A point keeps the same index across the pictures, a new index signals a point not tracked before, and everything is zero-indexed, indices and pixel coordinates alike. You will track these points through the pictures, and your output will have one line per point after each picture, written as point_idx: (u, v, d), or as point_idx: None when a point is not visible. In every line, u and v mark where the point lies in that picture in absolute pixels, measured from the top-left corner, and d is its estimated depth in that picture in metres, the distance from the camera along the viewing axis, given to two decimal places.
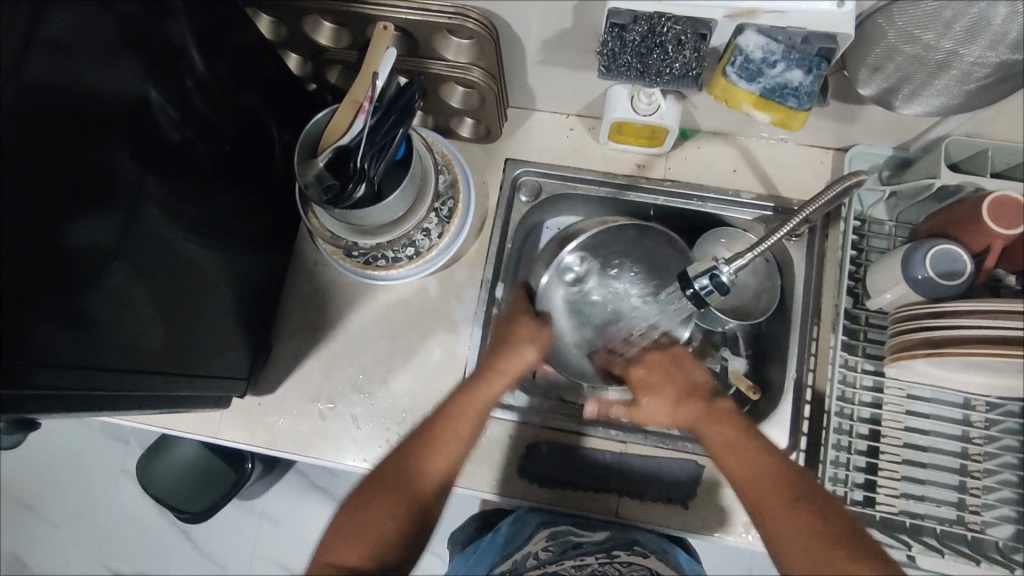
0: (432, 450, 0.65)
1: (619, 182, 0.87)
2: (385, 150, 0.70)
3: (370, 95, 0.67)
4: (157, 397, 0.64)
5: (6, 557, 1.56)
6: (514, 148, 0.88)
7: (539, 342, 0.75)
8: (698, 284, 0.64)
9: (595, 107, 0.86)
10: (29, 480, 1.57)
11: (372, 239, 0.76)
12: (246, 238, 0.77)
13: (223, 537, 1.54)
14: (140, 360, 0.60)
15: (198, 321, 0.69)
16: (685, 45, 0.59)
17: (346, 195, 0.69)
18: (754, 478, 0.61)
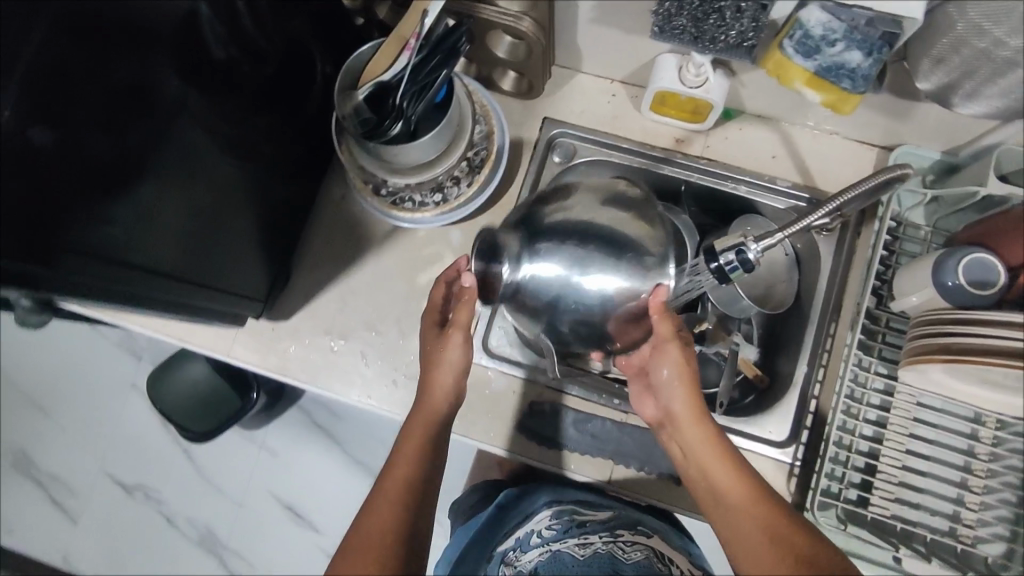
0: (396, 477, 0.60)
1: (655, 155, 0.86)
2: (423, 91, 0.70)
3: (417, 32, 0.66)
4: (180, 305, 0.67)
5: (13, 452, 1.61)
6: (554, 108, 0.87)
7: (461, 330, 0.67)
8: (724, 260, 0.63)
9: (642, 74, 0.84)
10: (45, 381, 1.63)
11: (402, 178, 0.76)
12: (279, 164, 0.77)
13: (223, 461, 1.59)
14: (166, 268, 0.62)
15: (226, 239, 0.70)
16: (742, 14, 0.57)
17: (382, 132, 0.70)
18: (726, 486, 0.58)
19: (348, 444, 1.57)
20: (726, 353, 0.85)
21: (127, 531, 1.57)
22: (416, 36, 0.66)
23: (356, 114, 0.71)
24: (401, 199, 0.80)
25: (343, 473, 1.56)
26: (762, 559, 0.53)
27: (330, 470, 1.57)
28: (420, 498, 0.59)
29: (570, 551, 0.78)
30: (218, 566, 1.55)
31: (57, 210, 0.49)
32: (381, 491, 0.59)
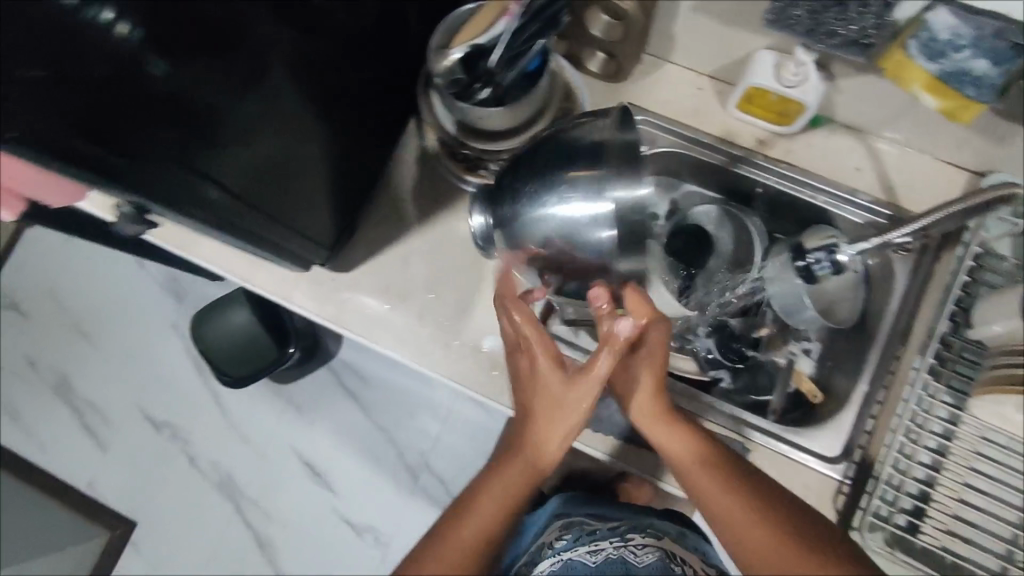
0: (488, 500, 0.68)
1: (735, 153, 0.84)
2: (516, 58, 0.70)
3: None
4: (252, 233, 0.67)
5: (53, 374, 1.66)
6: (637, 94, 0.86)
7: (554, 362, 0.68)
8: (813, 259, 0.76)
9: (733, 69, 0.82)
10: (91, 310, 1.68)
11: (480, 143, 0.77)
12: (365, 116, 0.77)
13: (251, 410, 1.61)
14: (241, 192, 0.62)
15: (300, 174, 0.69)
16: (867, 10, 0.56)
17: (472, 95, 0.72)
18: (708, 495, 0.64)
19: (375, 410, 1.59)
20: (783, 362, 0.87)
21: (151, 466, 1.61)
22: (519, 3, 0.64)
23: (451, 74, 0.70)
24: (477, 164, 0.81)
25: (367, 438, 1.58)
26: (768, 559, 0.59)
27: (355, 432, 1.58)
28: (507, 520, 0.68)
29: (582, 558, 0.79)
30: (234, 512, 1.58)
31: (117, 125, 0.48)
32: (474, 515, 0.67)
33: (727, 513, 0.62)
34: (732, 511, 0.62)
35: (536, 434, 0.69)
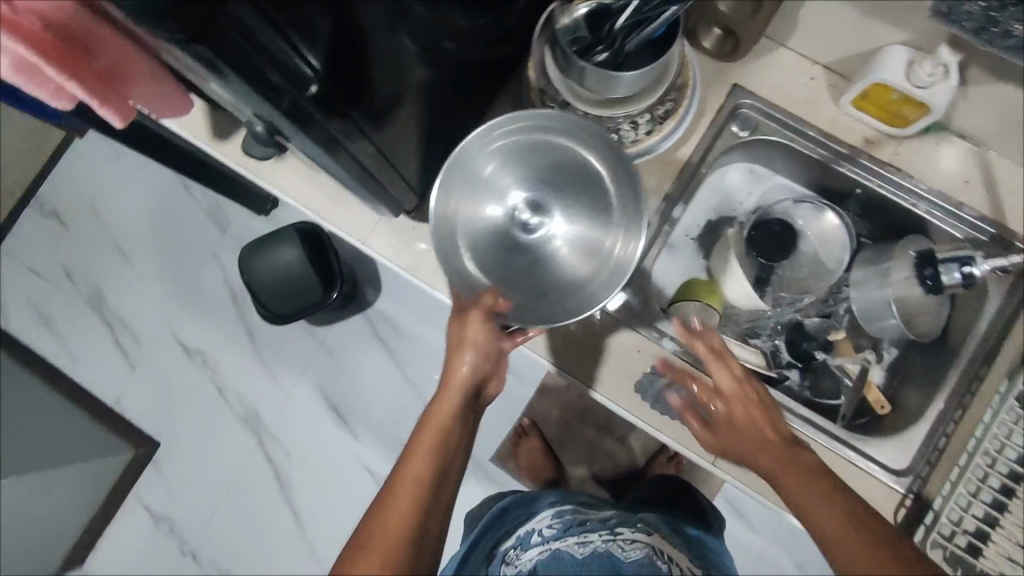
0: (408, 480, 0.58)
1: (839, 150, 0.81)
2: (642, 24, 0.68)
3: None
4: (347, 157, 0.63)
5: (89, 288, 1.66)
6: (747, 76, 0.82)
7: (472, 341, 0.65)
8: (946, 269, 0.73)
9: (854, 62, 0.79)
10: (131, 229, 1.66)
11: (583, 106, 0.76)
12: (473, 64, 0.72)
13: (282, 348, 1.61)
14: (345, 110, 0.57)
15: (401, 107, 0.65)
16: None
17: (587, 56, 0.70)
18: (795, 480, 0.60)
19: (406, 363, 1.59)
20: (854, 368, 0.85)
21: (178, 391, 1.62)
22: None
23: (572, 30, 0.70)
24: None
25: (395, 389, 1.58)
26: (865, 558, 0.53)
27: (384, 383, 1.59)
28: (439, 477, 0.59)
29: (570, 549, 0.77)
30: (256, 446, 1.59)
31: None
32: (397, 482, 0.58)
33: (821, 495, 0.58)
34: (821, 497, 0.58)
35: (427, 412, 0.63)
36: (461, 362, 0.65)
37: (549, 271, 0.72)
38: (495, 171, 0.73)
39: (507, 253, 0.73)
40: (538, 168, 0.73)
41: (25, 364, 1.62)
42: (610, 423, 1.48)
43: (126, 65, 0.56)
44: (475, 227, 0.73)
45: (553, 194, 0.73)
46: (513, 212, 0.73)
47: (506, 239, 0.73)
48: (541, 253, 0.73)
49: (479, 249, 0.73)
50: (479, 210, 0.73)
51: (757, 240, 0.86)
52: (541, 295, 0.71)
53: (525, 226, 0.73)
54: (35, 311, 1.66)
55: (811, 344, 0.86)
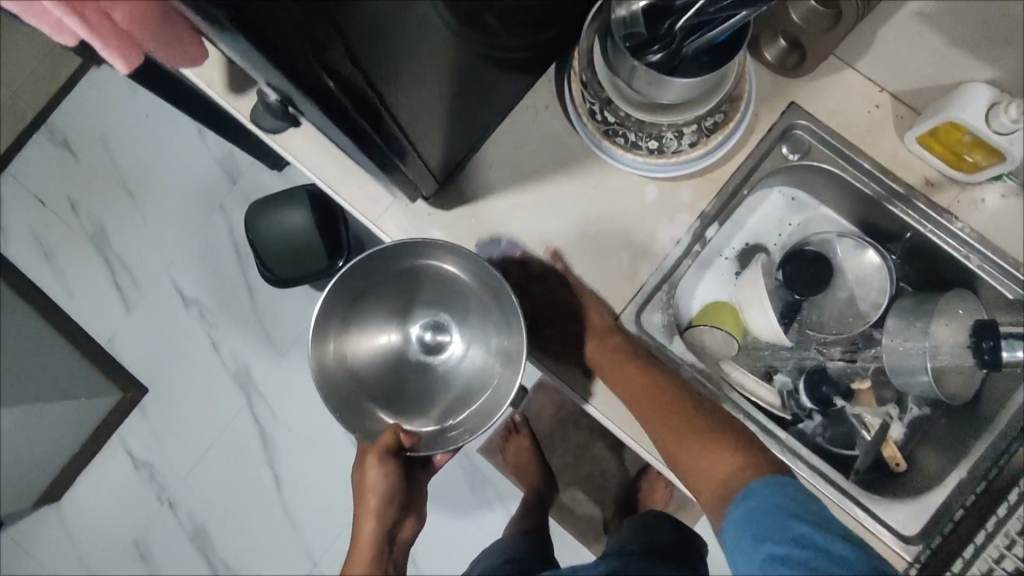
0: None
1: (896, 189, 0.75)
2: (706, 26, 0.61)
3: None
4: (364, 132, 0.57)
5: (93, 224, 1.62)
6: (807, 95, 0.76)
7: (379, 464, 0.77)
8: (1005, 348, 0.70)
9: (926, 94, 0.72)
10: (141, 169, 1.62)
11: (627, 108, 0.70)
12: (517, 44, 0.67)
13: (280, 310, 1.57)
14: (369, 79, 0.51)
15: (429, 79, 0.59)
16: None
17: (640, 54, 0.63)
18: (672, 424, 0.72)
19: None
20: (871, 422, 0.81)
21: (171, 339, 1.59)
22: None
23: (627, 22, 0.64)
24: (616, 131, 0.74)
25: None
26: (704, 469, 0.69)
27: None
28: None
29: None
30: (243, 405, 1.57)
31: None
32: None
33: (685, 434, 0.71)
34: (691, 438, 0.71)
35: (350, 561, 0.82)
36: (373, 477, 0.77)
37: (431, 398, 0.82)
38: (383, 291, 0.81)
39: (396, 380, 0.82)
40: (429, 292, 0.81)
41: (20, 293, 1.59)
42: (603, 430, 1.44)
43: (142, 21, 0.52)
44: (377, 357, 0.82)
45: (447, 314, 0.82)
46: (410, 335, 0.82)
47: (398, 362, 0.83)
48: (422, 381, 0.83)
49: (381, 378, 0.82)
50: (366, 345, 0.81)
51: (788, 270, 0.81)
52: (422, 411, 0.82)
53: (422, 344, 0.82)
54: (36, 240, 1.62)
55: (832, 390, 0.80)
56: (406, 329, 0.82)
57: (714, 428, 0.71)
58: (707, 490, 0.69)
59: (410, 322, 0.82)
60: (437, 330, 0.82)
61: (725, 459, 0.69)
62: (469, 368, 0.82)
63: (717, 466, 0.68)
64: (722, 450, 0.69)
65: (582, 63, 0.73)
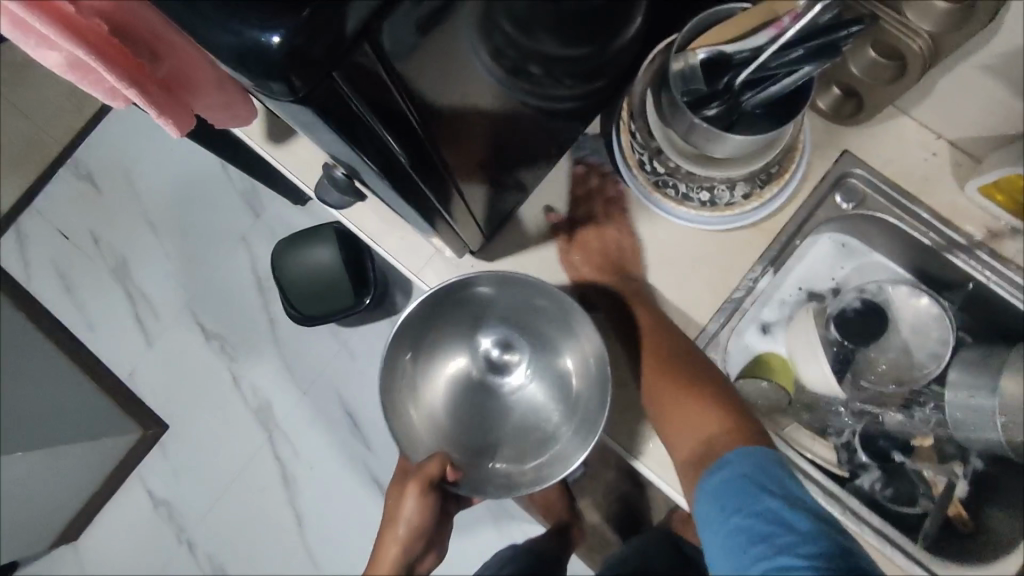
0: None
1: (956, 239, 0.73)
2: (763, 82, 0.60)
3: (797, 13, 0.57)
4: (430, 203, 0.57)
5: (114, 258, 1.61)
6: (860, 143, 0.74)
7: (415, 492, 0.73)
8: None
9: (986, 143, 0.70)
10: (163, 202, 1.61)
11: (679, 159, 0.68)
12: (567, 96, 0.64)
13: (302, 344, 1.56)
14: (441, 157, 0.52)
15: (487, 140, 0.58)
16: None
17: (697, 110, 0.63)
18: (695, 418, 0.68)
19: None
20: (935, 480, 0.78)
21: (193, 374, 1.57)
22: (795, 19, 0.56)
23: (685, 78, 0.62)
24: (668, 182, 0.72)
25: None
26: (685, 431, 0.68)
27: None
28: None
29: None
30: (265, 441, 1.54)
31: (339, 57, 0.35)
32: None
33: (703, 420, 0.68)
34: (709, 423, 0.67)
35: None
36: (407, 507, 0.74)
37: (499, 425, 0.79)
38: (450, 318, 0.78)
39: (457, 405, 0.79)
40: (499, 317, 0.78)
41: (41, 328, 1.58)
42: (631, 469, 1.41)
43: (195, 73, 0.50)
44: (442, 383, 0.79)
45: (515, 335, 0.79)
46: (477, 354, 0.80)
47: (463, 389, 0.80)
48: (491, 406, 0.80)
49: (445, 404, 0.79)
50: (433, 370, 0.79)
51: (840, 329, 0.79)
52: (485, 440, 0.78)
53: (490, 362, 0.80)
54: (58, 274, 1.62)
55: (889, 443, 0.80)
56: (474, 349, 0.80)
57: (741, 418, 0.68)
58: (682, 450, 0.68)
59: (479, 342, 0.80)
60: (506, 350, 0.80)
61: (711, 427, 0.67)
62: (541, 396, 0.79)
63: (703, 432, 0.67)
64: (716, 420, 0.67)
65: (632, 113, 0.72)
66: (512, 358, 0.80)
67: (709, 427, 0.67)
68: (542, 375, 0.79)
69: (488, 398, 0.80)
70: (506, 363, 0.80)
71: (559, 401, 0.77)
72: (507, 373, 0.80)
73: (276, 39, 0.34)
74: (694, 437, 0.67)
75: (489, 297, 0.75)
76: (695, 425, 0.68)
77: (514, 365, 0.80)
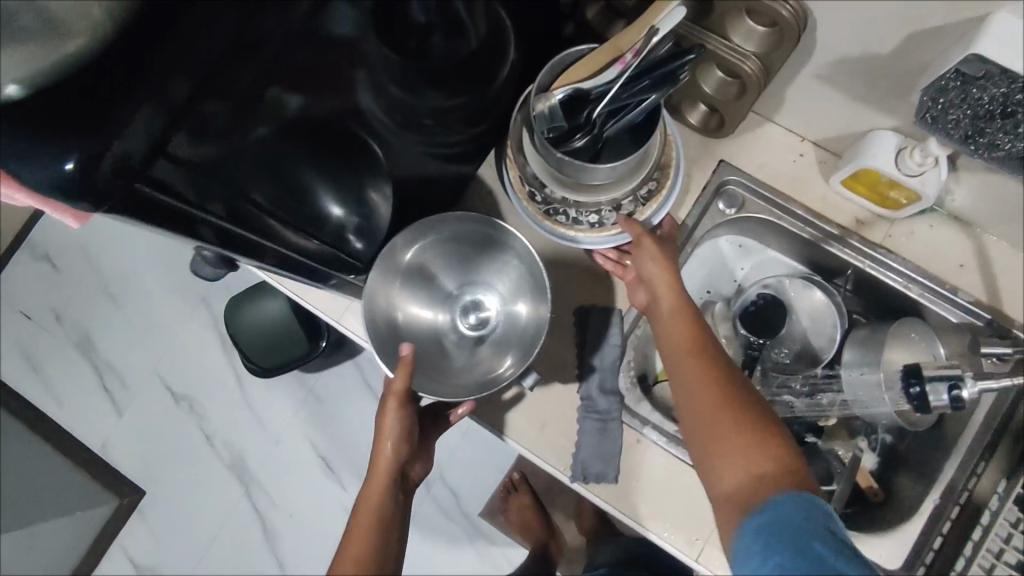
0: None
1: (830, 231, 0.79)
2: (623, 111, 0.66)
3: (637, 49, 0.62)
4: (304, 265, 0.64)
5: (78, 331, 1.65)
6: (734, 152, 0.81)
7: (396, 403, 0.67)
8: (930, 389, 0.62)
9: (842, 141, 0.77)
10: (120, 271, 1.65)
11: (559, 188, 0.73)
12: (453, 140, 0.72)
13: (269, 395, 1.59)
14: (286, 214, 0.59)
15: (344, 203, 0.66)
16: (1021, 133, 0.55)
17: (564, 144, 0.68)
18: (704, 400, 0.59)
19: None
20: (848, 458, 0.82)
21: (164, 437, 1.59)
22: (635, 54, 0.62)
23: (549, 118, 0.66)
24: (556, 211, 0.76)
25: None
26: (726, 456, 0.56)
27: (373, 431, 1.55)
28: (391, 531, 0.64)
29: None
30: (241, 495, 1.56)
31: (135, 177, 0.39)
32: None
33: (704, 412, 0.59)
34: (716, 427, 0.57)
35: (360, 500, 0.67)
36: (389, 423, 0.67)
37: (472, 379, 0.74)
38: (424, 274, 0.76)
39: (431, 354, 0.75)
40: (473, 274, 0.77)
41: (11, 410, 1.60)
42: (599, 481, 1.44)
43: None
44: (414, 333, 0.75)
45: (493, 293, 0.77)
46: (452, 316, 0.77)
47: (438, 345, 0.76)
48: (457, 357, 0.76)
49: (415, 351, 0.74)
50: (409, 302, 0.75)
51: (746, 327, 0.84)
52: (457, 387, 0.72)
53: (465, 323, 0.77)
54: (23, 354, 1.65)
55: (802, 428, 0.81)
56: (451, 310, 0.77)
57: (761, 425, 0.56)
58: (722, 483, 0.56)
59: (454, 303, 0.77)
60: (479, 310, 0.77)
61: (759, 462, 0.54)
62: (513, 343, 0.75)
63: (741, 463, 0.55)
64: (760, 450, 0.55)
65: (514, 151, 0.76)
66: (485, 317, 0.77)
67: (749, 458, 0.54)
68: (514, 326, 0.75)
69: (461, 355, 0.76)
70: (479, 323, 0.77)
71: (523, 343, 0.73)
72: (480, 331, 0.76)
73: (69, 165, 0.36)
74: (739, 460, 0.55)
75: (468, 243, 0.75)
76: (721, 437, 0.57)
77: (487, 323, 0.77)
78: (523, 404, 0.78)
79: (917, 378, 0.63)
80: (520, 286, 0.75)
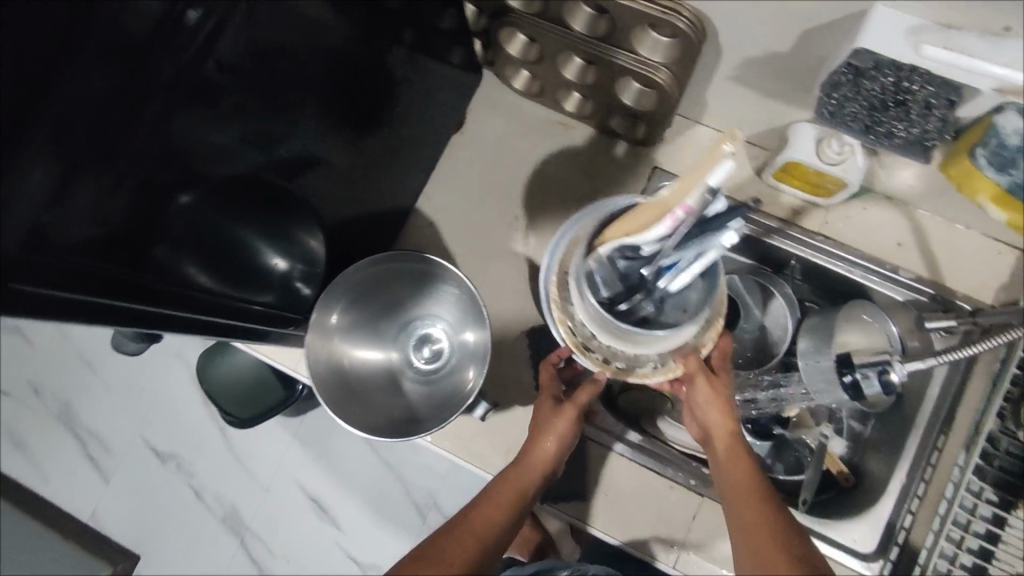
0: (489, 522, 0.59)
1: (769, 224, 0.80)
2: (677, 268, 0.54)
3: (690, 206, 0.47)
4: (254, 326, 0.64)
5: (58, 402, 1.64)
6: (667, 158, 0.82)
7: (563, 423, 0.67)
8: (862, 373, 0.69)
9: (769, 136, 0.78)
10: (91, 339, 1.64)
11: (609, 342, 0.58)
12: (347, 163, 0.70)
13: (254, 442, 1.57)
14: (217, 277, 0.62)
15: (277, 252, 0.69)
16: (913, 119, 0.58)
17: (617, 307, 0.57)
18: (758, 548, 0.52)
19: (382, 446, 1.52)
20: (813, 445, 0.80)
21: (154, 499, 1.58)
22: (686, 210, 0.47)
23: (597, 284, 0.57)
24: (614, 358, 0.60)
25: (373, 474, 1.52)
26: None
27: (364, 467, 1.52)
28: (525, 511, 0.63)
29: None
30: (237, 546, 1.54)
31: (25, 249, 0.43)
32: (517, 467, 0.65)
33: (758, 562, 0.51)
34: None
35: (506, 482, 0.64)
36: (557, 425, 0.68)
37: (430, 413, 0.74)
38: (369, 315, 0.77)
39: (387, 395, 0.76)
40: (417, 308, 0.78)
41: None
42: None
43: None
44: (367, 375, 0.76)
45: (439, 323, 0.78)
46: (402, 352, 0.78)
47: (391, 384, 0.77)
48: (411, 393, 0.76)
49: (370, 393, 0.75)
50: (356, 349, 0.75)
51: None
52: (415, 426, 0.73)
53: (417, 357, 0.77)
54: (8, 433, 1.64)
55: (769, 419, 0.82)
56: (402, 346, 0.78)
57: None
58: None
59: (403, 339, 0.78)
60: (430, 341, 0.78)
61: None
62: (464, 371, 0.75)
63: None
64: None
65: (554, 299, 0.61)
66: (436, 347, 0.78)
67: None
68: (463, 353, 0.76)
69: (417, 389, 0.77)
70: (432, 354, 0.77)
71: (472, 370, 0.74)
72: (433, 362, 0.77)
73: None
74: None
75: (408, 278, 0.76)
76: None
77: (439, 353, 0.77)
78: (487, 431, 0.78)
79: (850, 367, 0.70)
80: (463, 313, 0.76)
